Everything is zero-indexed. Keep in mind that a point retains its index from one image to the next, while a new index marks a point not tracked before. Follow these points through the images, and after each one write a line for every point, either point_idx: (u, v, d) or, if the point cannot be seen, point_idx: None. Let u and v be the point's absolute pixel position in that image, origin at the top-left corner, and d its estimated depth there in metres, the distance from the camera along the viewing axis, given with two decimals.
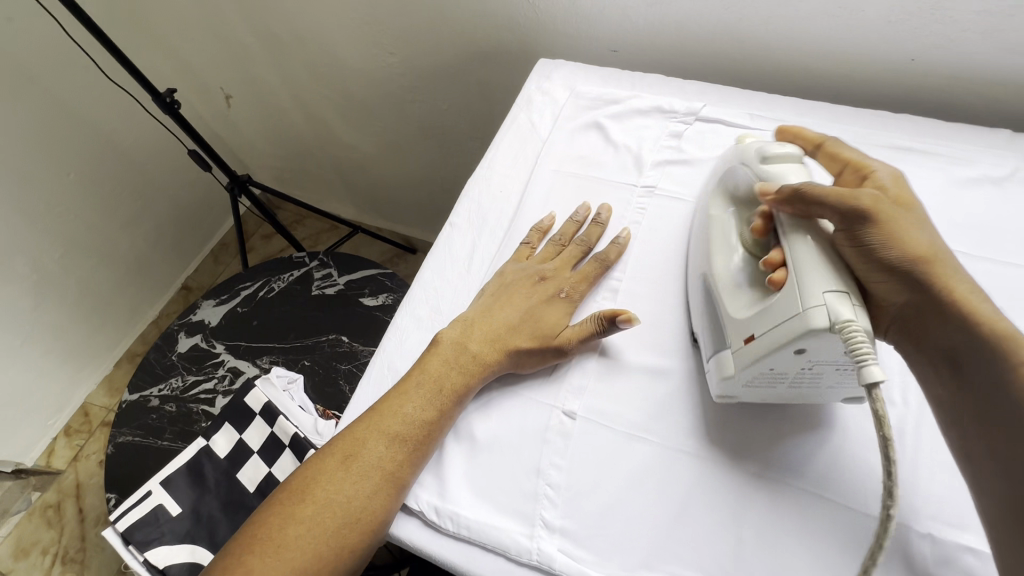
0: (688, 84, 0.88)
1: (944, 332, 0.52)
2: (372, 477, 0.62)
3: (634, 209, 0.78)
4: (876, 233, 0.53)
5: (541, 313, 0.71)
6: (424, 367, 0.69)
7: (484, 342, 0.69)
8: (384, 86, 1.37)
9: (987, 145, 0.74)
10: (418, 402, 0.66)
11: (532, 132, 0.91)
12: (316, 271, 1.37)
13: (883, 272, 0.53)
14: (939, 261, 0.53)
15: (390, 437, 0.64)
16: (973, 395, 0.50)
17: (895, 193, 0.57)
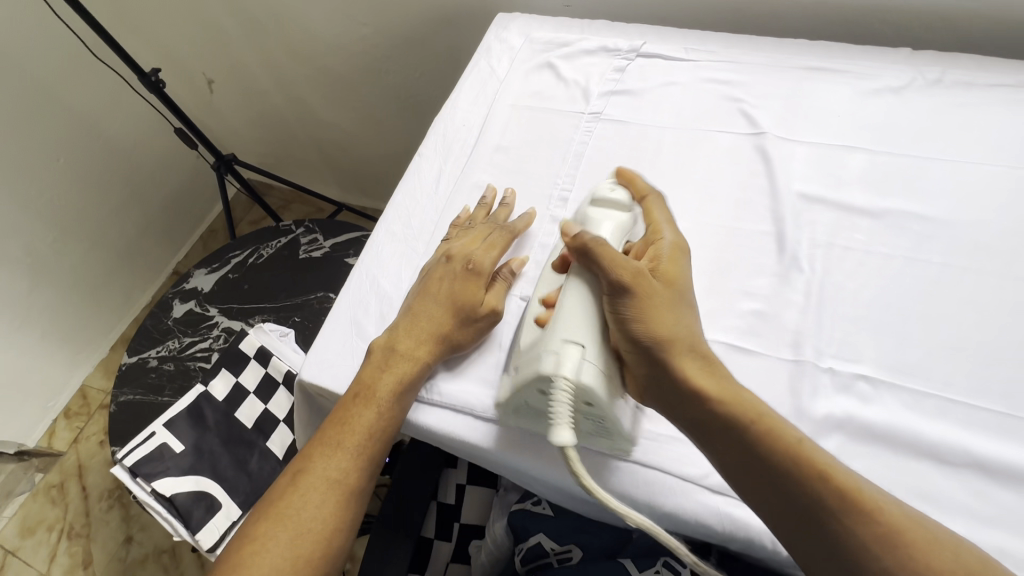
0: (631, 26, 0.87)
1: (691, 405, 0.49)
2: (321, 508, 0.56)
3: (582, 132, 0.76)
4: (635, 307, 0.51)
5: (460, 289, 0.62)
6: (364, 371, 0.60)
7: (417, 336, 0.60)
8: (359, 59, 1.33)
9: (890, 61, 0.75)
10: (359, 411, 0.58)
11: (491, 75, 0.86)
12: (302, 237, 1.36)
13: (631, 347, 0.51)
14: (684, 344, 0.50)
15: (335, 453, 0.58)
16: (730, 456, 0.48)
17: (670, 268, 0.54)
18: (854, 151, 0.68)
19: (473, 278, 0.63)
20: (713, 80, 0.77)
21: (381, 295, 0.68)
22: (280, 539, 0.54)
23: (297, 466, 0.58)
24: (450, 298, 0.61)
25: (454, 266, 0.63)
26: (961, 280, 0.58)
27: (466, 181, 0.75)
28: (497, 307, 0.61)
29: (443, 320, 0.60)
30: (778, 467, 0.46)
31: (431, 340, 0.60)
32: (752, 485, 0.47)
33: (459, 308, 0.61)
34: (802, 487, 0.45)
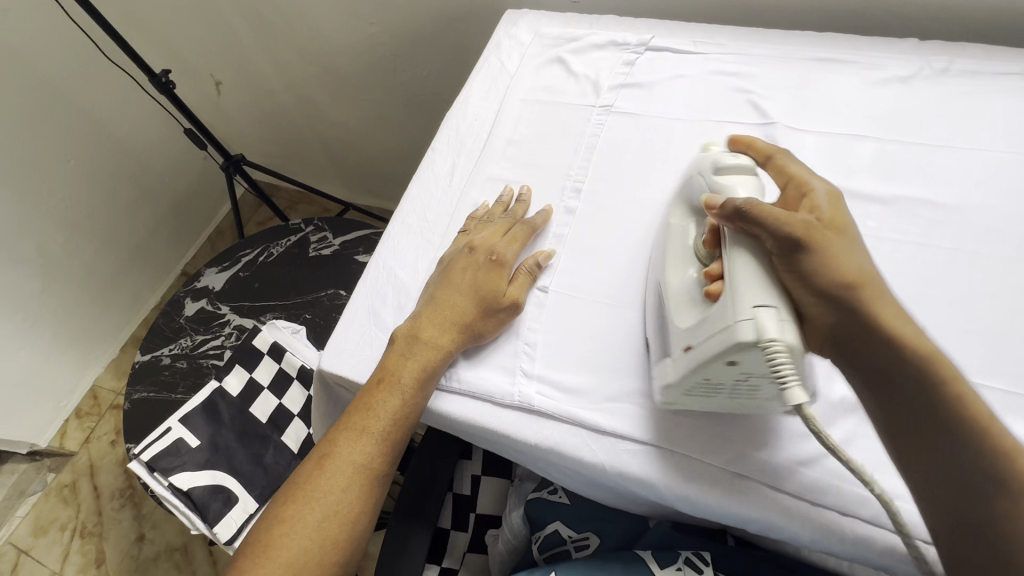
0: (639, 21, 0.88)
1: (879, 354, 0.46)
2: (348, 491, 0.57)
3: (594, 125, 0.77)
4: (818, 260, 0.47)
5: (483, 280, 0.63)
6: (387, 357, 0.61)
7: (439, 325, 0.61)
8: (367, 58, 1.34)
9: (897, 51, 0.76)
10: (382, 398, 0.59)
11: (502, 71, 0.87)
12: (312, 235, 1.37)
13: (818, 299, 0.46)
14: (872, 288, 0.47)
15: (359, 438, 0.59)
16: (920, 424, 0.44)
17: (835, 214, 0.50)
18: (863, 140, 0.69)
19: (495, 270, 0.64)
20: (722, 73, 0.78)
21: (398, 287, 0.69)
22: (308, 522, 0.56)
23: (322, 450, 0.60)
24: (473, 288, 0.63)
25: (477, 258, 0.65)
26: (973, 264, 0.59)
27: (480, 174, 0.76)
28: (519, 296, 0.62)
29: (465, 310, 0.61)
30: (982, 428, 0.42)
31: (454, 328, 0.61)
32: (940, 453, 0.43)
33: (482, 299, 0.62)
34: (977, 449, 0.42)
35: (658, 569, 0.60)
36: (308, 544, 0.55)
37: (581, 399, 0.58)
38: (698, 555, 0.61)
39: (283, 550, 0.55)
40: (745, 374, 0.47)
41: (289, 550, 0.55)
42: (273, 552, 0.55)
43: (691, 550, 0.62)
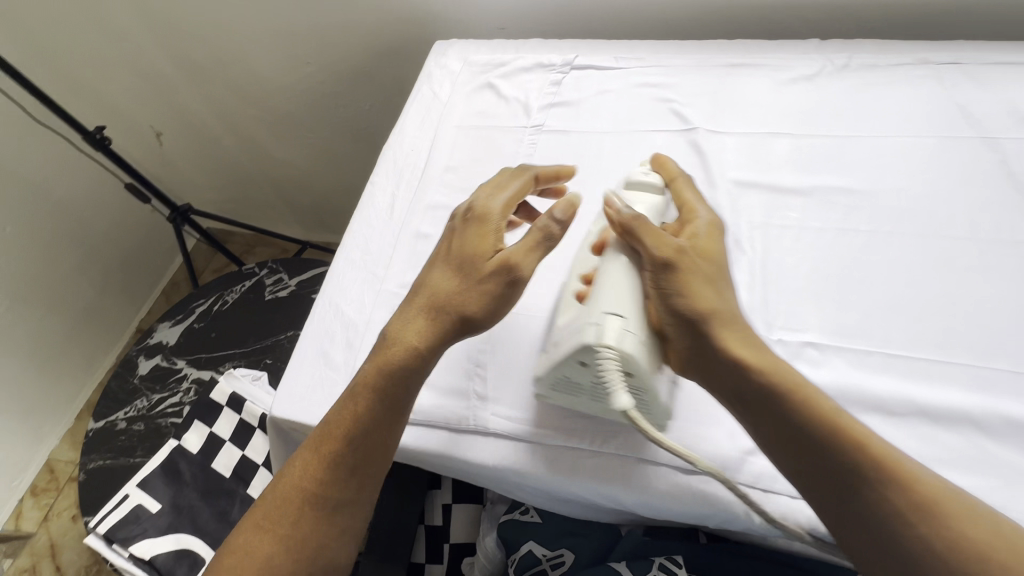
0: (563, 42, 0.92)
1: (726, 371, 0.48)
2: (299, 525, 0.50)
3: (526, 145, 0.79)
4: (675, 282, 0.50)
5: (458, 265, 0.55)
6: (364, 365, 0.55)
7: (419, 322, 0.54)
8: (307, 97, 1.35)
9: (802, 51, 0.81)
10: (351, 413, 0.53)
11: (435, 100, 0.89)
12: (267, 278, 1.35)
13: (676, 322, 0.49)
14: (728, 320, 0.49)
15: (319, 462, 0.52)
16: (797, 453, 0.45)
17: (716, 240, 0.54)
18: (779, 137, 0.73)
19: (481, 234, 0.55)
20: (644, 85, 0.82)
21: (346, 323, 0.68)
22: (253, 558, 0.49)
23: (281, 470, 0.53)
24: (452, 265, 0.55)
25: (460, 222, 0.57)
26: (889, 243, 0.62)
27: (420, 203, 0.77)
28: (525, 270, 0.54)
29: (440, 293, 0.54)
30: (857, 454, 0.43)
31: (430, 316, 0.54)
32: (827, 468, 0.44)
33: (462, 274, 0.54)
34: (843, 448, 0.44)
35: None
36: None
37: (538, 414, 0.58)
38: (670, 561, 0.62)
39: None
40: (593, 373, 0.51)
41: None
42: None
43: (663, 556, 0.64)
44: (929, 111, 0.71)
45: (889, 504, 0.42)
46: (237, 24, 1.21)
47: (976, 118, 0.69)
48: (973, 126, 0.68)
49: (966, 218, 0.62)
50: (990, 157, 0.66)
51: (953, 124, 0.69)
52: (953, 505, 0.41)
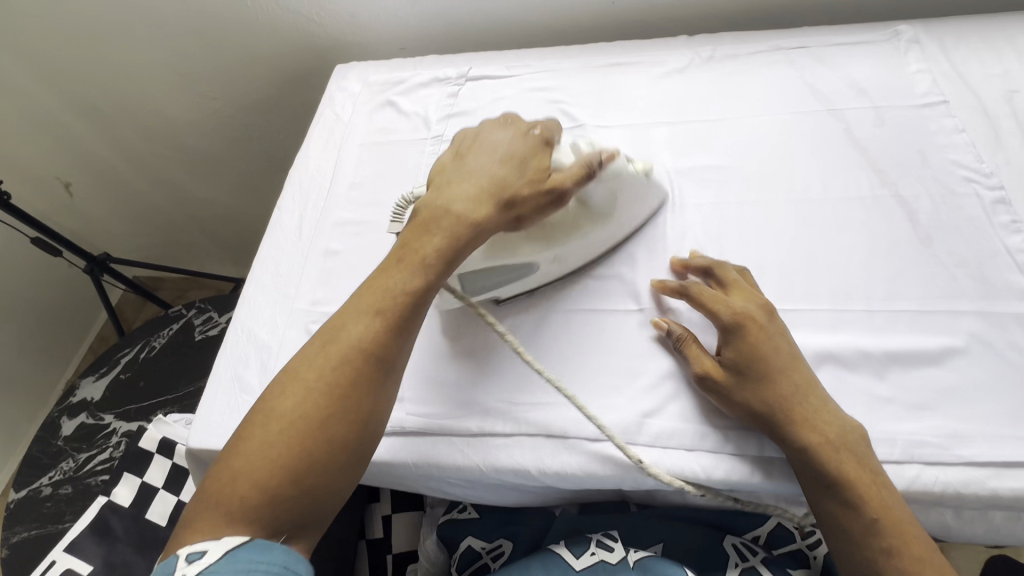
0: (458, 56, 0.96)
1: (831, 418, 0.52)
2: (353, 383, 0.48)
3: (428, 155, 0.82)
4: (723, 386, 0.54)
5: (514, 164, 0.58)
6: (406, 236, 0.56)
7: (473, 197, 0.56)
8: (218, 132, 1.33)
9: (674, 47, 0.88)
10: (403, 274, 0.53)
11: (338, 121, 0.91)
12: (195, 318, 1.32)
13: (784, 395, 0.52)
14: (806, 386, 0.53)
15: (372, 321, 0.51)
16: (838, 502, 0.50)
17: (760, 315, 0.56)
18: (658, 126, 0.79)
19: (548, 148, 0.60)
20: (536, 90, 0.87)
21: (259, 346, 0.69)
22: (309, 420, 0.46)
23: (323, 340, 0.51)
24: (536, 152, 0.59)
25: (522, 129, 0.62)
26: (756, 211, 0.68)
27: (327, 221, 0.78)
28: (564, 182, 0.57)
29: (503, 174, 0.57)
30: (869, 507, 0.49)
31: (490, 192, 0.56)
32: (834, 515, 0.50)
33: (524, 165, 0.58)
34: (850, 510, 0.49)
35: (575, 561, 0.61)
36: (303, 443, 0.46)
37: (449, 408, 0.60)
38: (607, 535, 0.63)
39: (276, 449, 0.45)
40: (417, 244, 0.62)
41: (285, 450, 0.45)
42: (258, 452, 0.45)
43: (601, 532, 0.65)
44: (783, 91, 0.79)
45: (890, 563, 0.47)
46: (139, 68, 1.20)
47: (822, 93, 0.77)
48: (821, 100, 0.76)
49: (819, 181, 0.69)
50: (836, 126, 0.74)
51: (804, 100, 0.77)
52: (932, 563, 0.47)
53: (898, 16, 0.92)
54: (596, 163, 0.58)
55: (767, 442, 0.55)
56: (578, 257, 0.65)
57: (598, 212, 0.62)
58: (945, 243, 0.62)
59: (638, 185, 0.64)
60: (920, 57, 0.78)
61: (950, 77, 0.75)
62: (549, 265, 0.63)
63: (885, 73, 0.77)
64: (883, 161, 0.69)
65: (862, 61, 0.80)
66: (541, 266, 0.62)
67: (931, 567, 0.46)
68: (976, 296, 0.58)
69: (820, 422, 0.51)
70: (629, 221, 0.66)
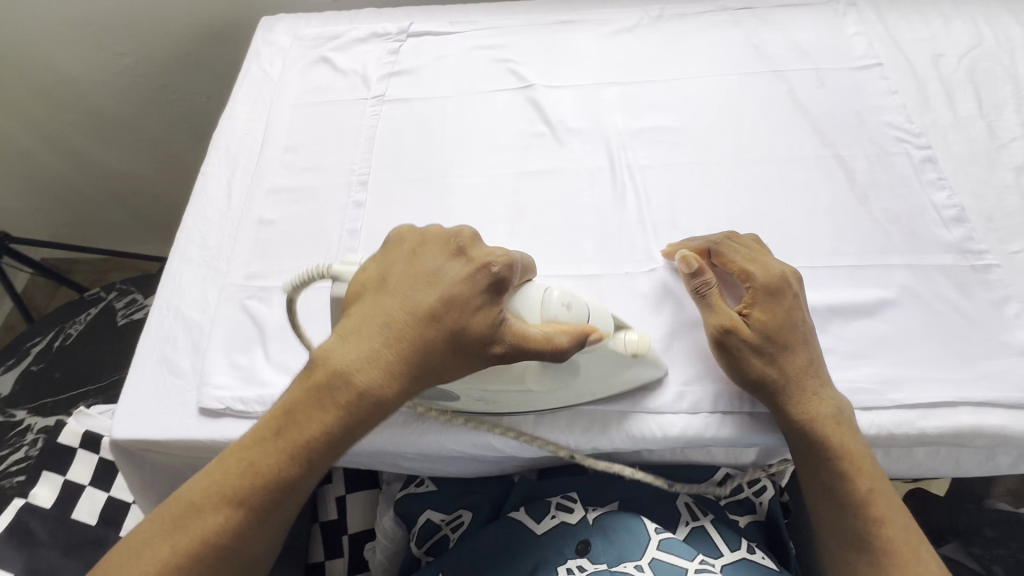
0: (398, 10, 0.90)
1: (830, 390, 0.52)
2: (206, 573, 0.44)
3: (369, 117, 0.77)
4: (748, 345, 0.52)
5: (448, 314, 0.45)
6: (292, 399, 0.45)
7: (385, 365, 0.44)
8: (130, 94, 1.19)
9: (621, 6, 0.87)
10: (278, 459, 0.44)
11: (266, 79, 0.83)
12: (117, 301, 1.21)
13: (804, 365, 0.52)
14: (810, 358, 0.53)
15: (234, 513, 0.44)
16: (830, 470, 0.51)
17: (794, 282, 0.55)
18: (608, 86, 0.77)
19: (502, 301, 0.46)
20: (483, 47, 0.82)
21: (189, 325, 0.63)
22: None
23: (174, 517, 0.45)
24: (486, 304, 0.45)
25: (476, 261, 0.46)
26: (707, 174, 0.68)
27: (259, 188, 0.71)
28: (513, 349, 0.45)
29: (434, 336, 0.45)
30: (853, 470, 0.51)
31: (402, 364, 0.45)
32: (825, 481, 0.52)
33: (462, 322, 0.45)
34: (845, 481, 0.51)
35: (536, 526, 0.61)
36: None
37: None
38: (567, 497, 0.64)
39: None
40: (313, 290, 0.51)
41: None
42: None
43: (561, 495, 0.65)
44: (729, 52, 0.79)
45: (863, 517, 0.50)
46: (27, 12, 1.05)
47: (765, 54, 0.78)
48: (765, 61, 0.77)
49: (765, 142, 0.70)
50: (779, 86, 0.75)
51: (749, 60, 0.77)
52: (897, 513, 0.50)
53: None
54: (570, 347, 0.46)
55: (720, 398, 0.55)
56: (514, 405, 0.55)
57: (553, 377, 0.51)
58: (879, 201, 0.65)
59: (620, 363, 0.52)
60: (858, 20, 0.80)
61: (884, 40, 0.78)
62: (476, 401, 0.54)
63: (825, 35, 0.79)
64: (823, 121, 0.71)
65: (803, 22, 0.81)
66: (462, 398, 0.54)
67: (893, 509, 0.50)
68: (907, 250, 0.61)
69: (824, 398, 0.52)
70: (591, 391, 0.54)
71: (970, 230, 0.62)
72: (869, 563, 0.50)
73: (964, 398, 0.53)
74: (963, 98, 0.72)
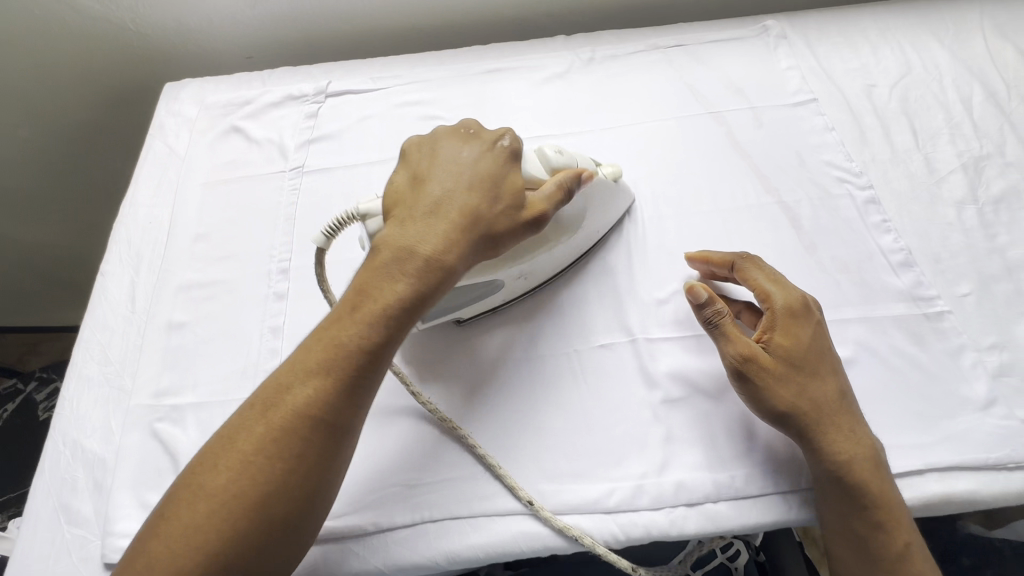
0: (315, 67, 0.84)
1: (859, 428, 0.49)
2: (310, 452, 0.41)
3: (288, 192, 0.70)
4: (776, 375, 0.50)
5: (487, 177, 0.50)
6: (360, 278, 0.46)
7: (438, 224, 0.47)
8: (31, 169, 1.07)
9: (551, 49, 0.83)
10: (357, 326, 0.44)
11: (172, 155, 0.76)
12: (38, 393, 1.10)
13: (833, 398, 0.50)
14: (836, 395, 0.50)
15: (325, 383, 0.42)
16: (864, 519, 0.47)
17: (814, 306, 0.54)
18: (542, 140, 0.73)
19: (520, 171, 0.51)
20: (408, 104, 0.77)
21: (91, 461, 0.55)
22: (243, 500, 0.39)
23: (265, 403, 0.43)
24: (511, 171, 0.51)
25: (491, 140, 0.52)
26: (653, 231, 0.65)
27: (167, 285, 0.64)
28: (543, 208, 0.50)
29: (475, 199, 0.48)
30: (882, 517, 0.47)
31: (456, 222, 0.47)
32: (849, 527, 0.48)
33: (499, 188, 0.50)
34: (879, 532, 0.47)
35: None
36: (240, 525, 0.39)
37: (340, 500, 0.52)
38: None
39: (202, 533, 0.39)
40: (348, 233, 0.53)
41: (216, 536, 0.38)
42: (190, 533, 0.39)
43: None
44: (666, 94, 0.76)
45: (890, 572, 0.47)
46: None
47: (701, 94, 0.75)
48: (701, 103, 0.75)
49: (708, 191, 0.67)
50: (718, 130, 0.72)
51: (685, 102, 0.75)
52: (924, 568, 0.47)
53: (762, 10, 0.93)
54: (574, 184, 0.52)
55: (684, 487, 0.51)
56: (546, 270, 0.59)
57: (568, 226, 0.57)
58: (827, 249, 0.62)
59: (607, 190, 0.61)
60: (789, 53, 0.78)
61: (816, 73, 0.77)
62: (516, 281, 0.57)
63: (759, 72, 0.77)
64: (764, 165, 0.69)
65: (735, 57, 0.79)
66: (506, 283, 0.57)
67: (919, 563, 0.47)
68: (859, 302, 0.59)
69: (858, 436, 0.49)
70: (595, 229, 0.62)
71: (919, 274, 0.60)
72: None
73: (930, 465, 0.50)
74: (898, 130, 0.71)
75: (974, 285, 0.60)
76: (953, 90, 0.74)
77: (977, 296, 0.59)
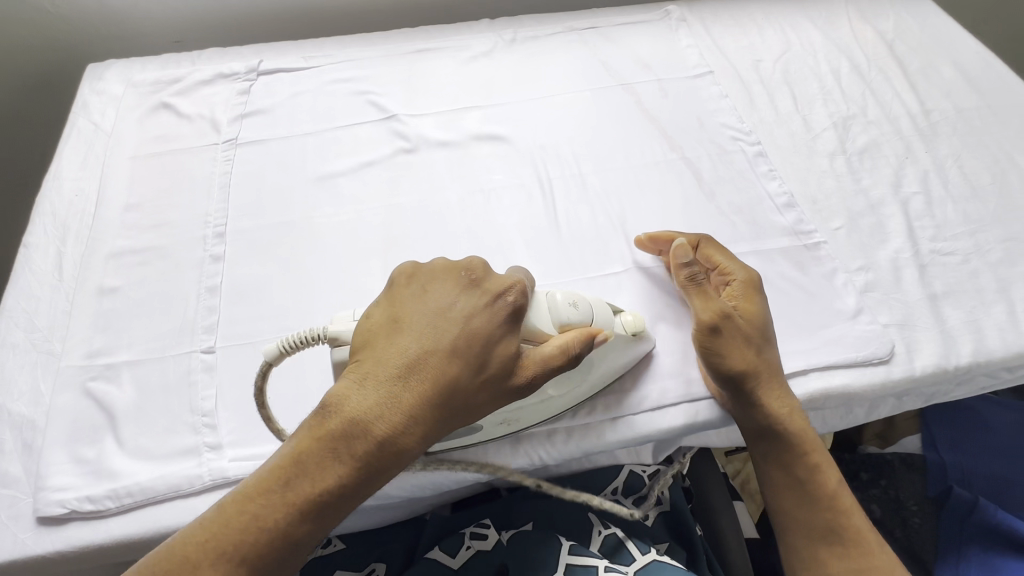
0: (246, 47, 0.86)
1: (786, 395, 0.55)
2: None
3: (222, 163, 0.72)
4: (737, 336, 0.54)
5: (470, 339, 0.44)
6: (301, 443, 0.42)
7: (397, 397, 0.42)
8: None
9: (474, 31, 0.89)
10: (288, 509, 0.40)
11: (98, 131, 0.76)
12: None
13: (776, 375, 0.55)
14: (776, 375, 0.55)
15: (235, 572, 0.38)
16: (799, 473, 0.54)
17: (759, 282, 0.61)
18: (469, 110, 0.78)
19: (517, 337, 0.46)
20: (340, 80, 0.80)
21: (18, 424, 0.55)
22: None
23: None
24: (503, 338, 0.45)
25: (492, 297, 0.46)
26: (574, 188, 0.71)
27: (97, 253, 0.64)
28: (529, 378, 0.45)
29: (449, 368, 0.43)
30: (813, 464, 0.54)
31: (418, 395, 0.43)
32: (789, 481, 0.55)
33: (483, 357, 0.44)
34: (809, 478, 0.54)
35: (451, 560, 0.60)
36: None
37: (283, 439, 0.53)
38: (479, 524, 0.63)
39: None
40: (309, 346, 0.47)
41: None
42: None
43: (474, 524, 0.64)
44: (581, 69, 0.83)
45: (823, 508, 0.54)
46: None
47: (613, 69, 0.83)
48: (613, 76, 0.82)
49: (621, 152, 0.74)
50: (628, 99, 0.80)
51: (599, 76, 0.82)
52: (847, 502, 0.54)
53: None
54: (582, 351, 0.46)
55: (607, 402, 0.57)
56: (533, 419, 0.54)
57: (568, 378, 0.52)
58: (724, 195, 0.71)
59: (624, 347, 0.55)
60: (688, 34, 0.88)
61: (712, 50, 0.86)
62: (497, 425, 0.52)
63: (663, 49, 0.86)
64: (670, 128, 0.77)
65: (641, 37, 0.87)
66: (484, 426, 0.52)
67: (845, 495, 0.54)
68: (751, 238, 0.67)
69: (788, 399, 0.55)
70: (595, 385, 0.55)
71: (800, 213, 0.69)
72: (836, 554, 0.53)
73: (812, 365, 0.58)
74: (782, 97, 0.81)
75: (845, 220, 0.69)
76: (826, 64, 0.85)
77: (846, 229, 0.69)
